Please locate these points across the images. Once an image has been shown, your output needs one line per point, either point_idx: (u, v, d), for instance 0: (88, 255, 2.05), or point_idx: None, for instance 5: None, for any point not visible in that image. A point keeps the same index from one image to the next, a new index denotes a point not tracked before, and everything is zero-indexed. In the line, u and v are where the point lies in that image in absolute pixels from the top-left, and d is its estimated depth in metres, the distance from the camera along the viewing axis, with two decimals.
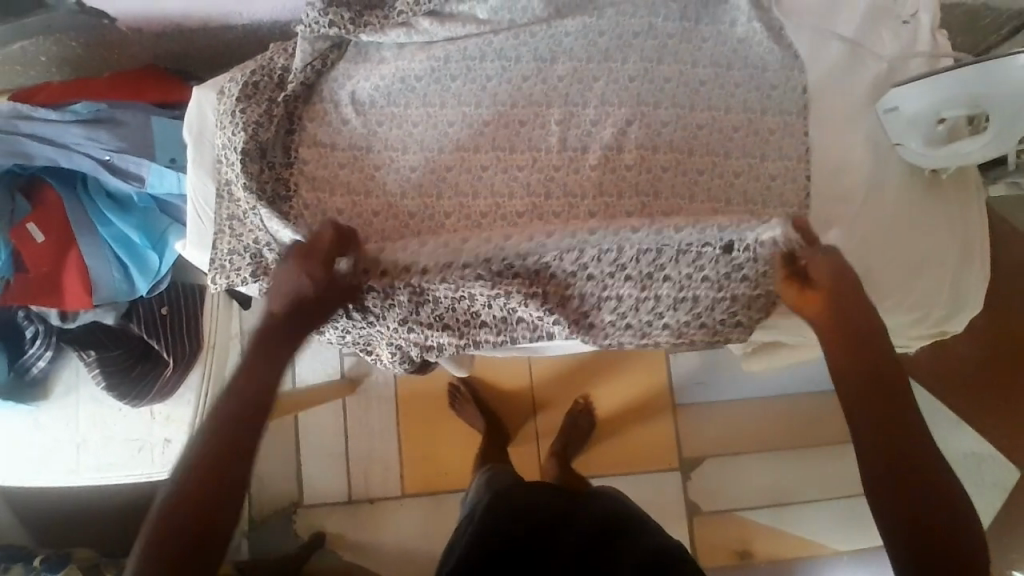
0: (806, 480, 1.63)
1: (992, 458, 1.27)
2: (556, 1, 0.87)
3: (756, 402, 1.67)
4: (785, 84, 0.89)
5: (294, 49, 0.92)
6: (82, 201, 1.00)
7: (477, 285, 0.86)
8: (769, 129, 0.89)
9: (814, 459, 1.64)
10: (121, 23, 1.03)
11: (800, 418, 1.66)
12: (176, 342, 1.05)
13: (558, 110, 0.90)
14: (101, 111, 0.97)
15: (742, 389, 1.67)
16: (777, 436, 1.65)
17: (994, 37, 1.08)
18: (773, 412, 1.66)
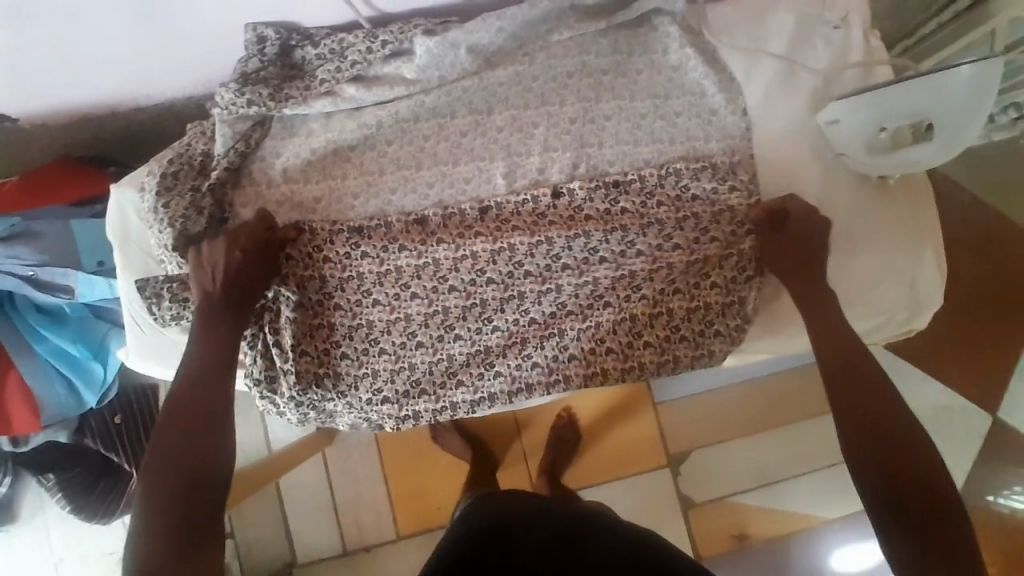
0: (790, 456, 1.68)
1: (961, 409, 1.34)
2: (482, 53, 0.85)
3: (734, 390, 1.69)
4: (724, 108, 0.89)
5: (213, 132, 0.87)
6: (10, 318, 0.92)
7: (456, 342, 0.87)
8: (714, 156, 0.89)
9: (795, 436, 1.69)
10: (19, 122, 0.95)
11: (778, 399, 1.70)
12: (138, 450, 1.01)
13: (502, 162, 0.88)
14: (16, 225, 0.88)
15: (719, 380, 1.69)
16: (757, 420, 1.69)
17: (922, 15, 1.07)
18: (752, 397, 1.69)
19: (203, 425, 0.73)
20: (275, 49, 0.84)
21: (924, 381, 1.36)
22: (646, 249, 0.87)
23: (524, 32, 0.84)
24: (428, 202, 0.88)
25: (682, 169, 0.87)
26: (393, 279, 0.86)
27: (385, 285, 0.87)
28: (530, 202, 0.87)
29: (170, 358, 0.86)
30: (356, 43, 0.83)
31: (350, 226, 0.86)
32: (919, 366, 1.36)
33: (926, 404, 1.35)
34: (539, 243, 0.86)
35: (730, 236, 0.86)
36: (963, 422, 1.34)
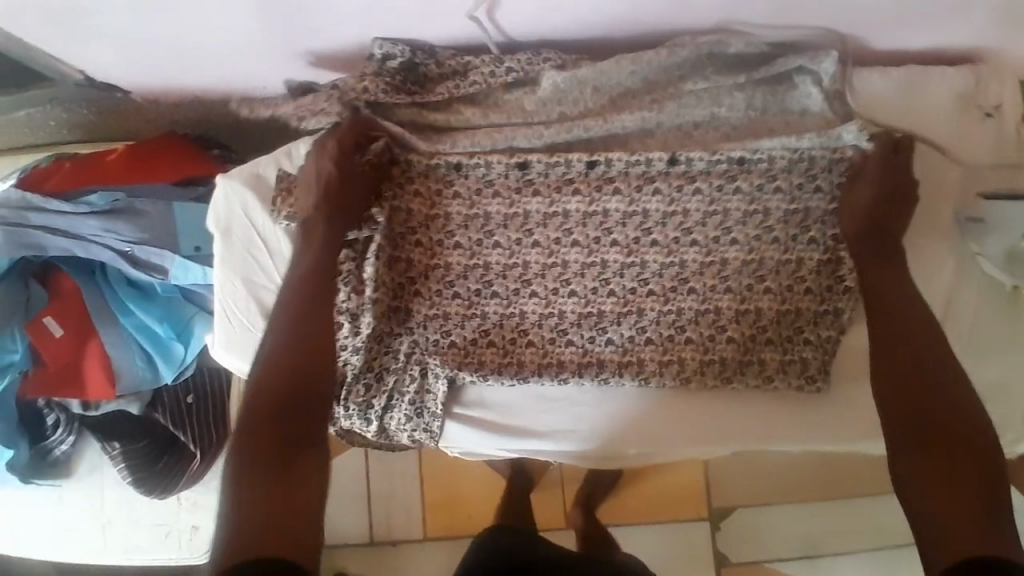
0: (841, 533, 1.58)
1: None
2: (609, 92, 0.81)
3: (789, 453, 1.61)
4: None
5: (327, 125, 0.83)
6: (102, 289, 0.95)
7: (530, 300, 0.86)
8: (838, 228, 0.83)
9: (852, 516, 1.58)
10: (139, 94, 0.96)
11: (834, 471, 1.61)
12: (203, 433, 1.02)
13: (617, 206, 0.84)
14: (119, 201, 0.92)
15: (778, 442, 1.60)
16: (809, 490, 1.60)
17: None
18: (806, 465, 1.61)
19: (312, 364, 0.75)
20: (398, 65, 0.81)
21: None
22: (742, 239, 0.83)
23: (657, 76, 0.80)
24: (525, 200, 0.85)
25: (810, 210, 0.82)
26: (478, 274, 0.86)
27: (469, 229, 0.86)
28: (636, 213, 0.84)
29: (254, 356, 0.86)
30: (481, 67, 0.81)
31: (447, 163, 0.84)
32: None
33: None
34: (631, 214, 0.84)
35: (830, 294, 0.82)
36: None
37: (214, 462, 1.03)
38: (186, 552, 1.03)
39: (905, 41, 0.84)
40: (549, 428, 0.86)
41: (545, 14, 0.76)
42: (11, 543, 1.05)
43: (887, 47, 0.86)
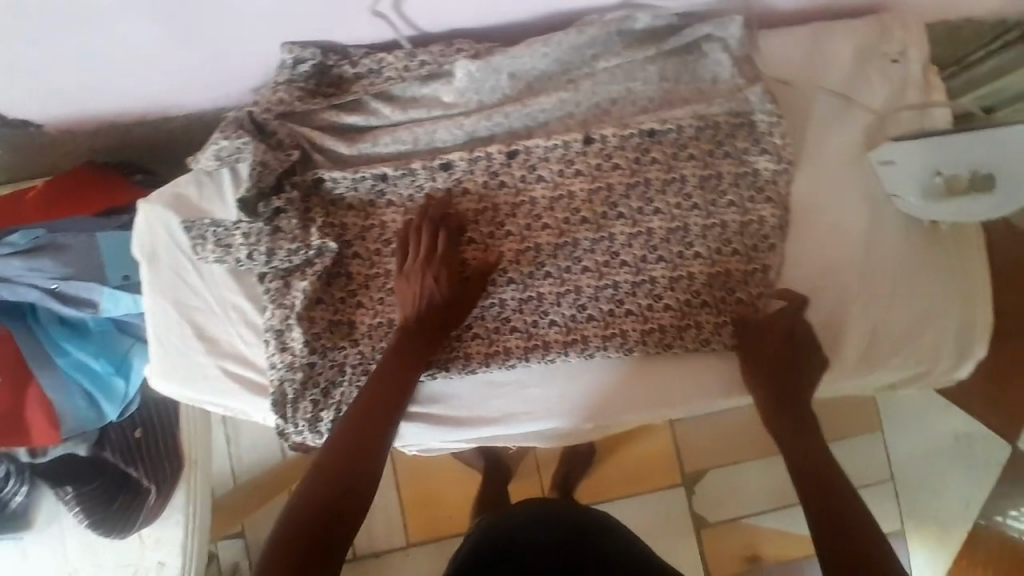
0: None
1: None
2: (524, 78, 0.82)
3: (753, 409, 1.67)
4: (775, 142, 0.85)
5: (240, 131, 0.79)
6: (33, 330, 0.92)
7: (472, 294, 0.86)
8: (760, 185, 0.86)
9: None
10: (47, 129, 0.92)
11: None
12: (156, 466, 0.98)
13: (543, 192, 0.85)
14: (41, 237, 0.87)
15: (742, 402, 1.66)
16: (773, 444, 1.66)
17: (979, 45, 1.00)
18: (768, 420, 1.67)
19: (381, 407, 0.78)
20: (310, 70, 0.81)
21: (951, 410, 1.35)
22: (664, 207, 0.85)
23: (571, 58, 0.82)
24: (453, 199, 0.85)
25: (722, 175, 0.86)
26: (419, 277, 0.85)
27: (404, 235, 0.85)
28: (564, 197, 0.85)
29: (196, 381, 0.84)
30: (393, 63, 0.80)
31: (373, 172, 0.83)
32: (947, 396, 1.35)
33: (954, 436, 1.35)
34: (561, 197, 0.85)
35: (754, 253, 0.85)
36: None
37: (171, 497, 0.99)
38: None
39: (804, 1, 0.87)
40: (505, 413, 0.86)
41: (452, 5, 0.77)
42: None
43: (786, 10, 0.89)
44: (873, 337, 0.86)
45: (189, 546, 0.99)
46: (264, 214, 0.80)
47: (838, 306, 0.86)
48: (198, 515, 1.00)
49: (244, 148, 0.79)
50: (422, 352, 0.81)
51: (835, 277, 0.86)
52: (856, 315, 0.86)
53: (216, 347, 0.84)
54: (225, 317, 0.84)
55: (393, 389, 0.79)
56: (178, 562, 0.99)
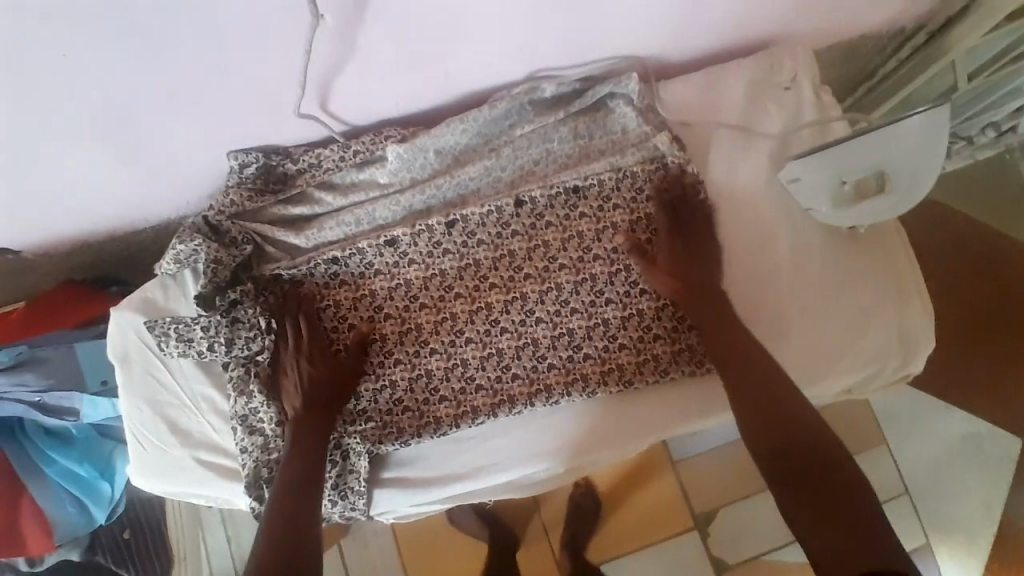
0: None
1: (992, 433, 1.33)
2: (450, 152, 0.90)
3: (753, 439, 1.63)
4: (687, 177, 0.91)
5: (194, 235, 0.86)
6: (20, 442, 0.96)
7: (432, 357, 0.89)
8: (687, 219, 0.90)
9: None
10: (28, 253, 1.01)
11: None
12: (145, 568, 1.02)
13: (485, 253, 0.91)
14: (21, 352, 0.92)
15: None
16: None
17: (881, 58, 1.09)
18: None
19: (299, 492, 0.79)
20: (256, 171, 0.90)
21: (947, 409, 1.34)
22: (603, 253, 0.91)
23: (490, 129, 0.91)
24: (404, 271, 0.91)
25: (652, 216, 0.92)
26: (377, 346, 0.89)
27: (360, 309, 0.90)
28: (505, 257, 0.91)
29: (172, 475, 0.87)
30: (330, 155, 0.90)
31: (324, 257, 0.89)
32: (941, 396, 1.34)
33: (952, 434, 1.33)
34: (502, 257, 0.91)
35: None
36: (998, 446, 1.32)
37: None
38: None
39: (694, 50, 0.97)
40: (476, 467, 0.87)
41: (374, 99, 0.86)
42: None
43: (680, 60, 0.99)
44: (817, 346, 0.89)
45: None
46: (221, 309, 0.86)
47: (778, 322, 0.90)
48: None
49: (199, 250, 0.86)
50: (317, 436, 0.83)
51: (767, 295, 0.91)
52: (796, 326, 0.90)
53: (192, 441, 0.87)
54: (200, 408, 0.88)
55: (299, 479, 0.80)
56: None
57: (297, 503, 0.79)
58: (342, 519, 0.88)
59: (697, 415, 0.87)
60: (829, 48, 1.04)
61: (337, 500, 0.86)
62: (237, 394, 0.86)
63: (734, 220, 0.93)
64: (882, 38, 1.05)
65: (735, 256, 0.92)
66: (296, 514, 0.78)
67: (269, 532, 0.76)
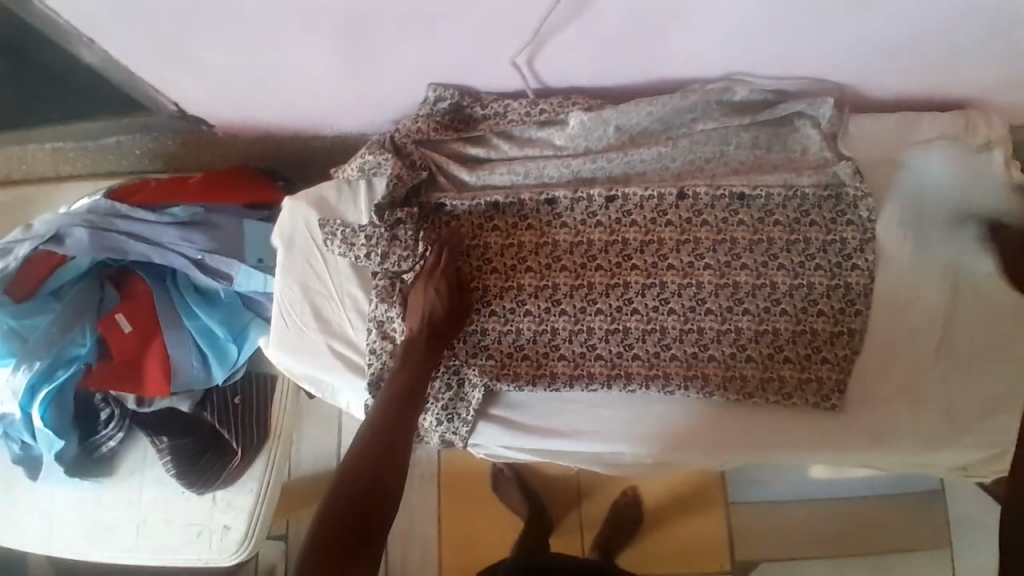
0: None
1: None
2: (629, 130, 0.93)
3: (816, 505, 1.53)
4: (854, 213, 0.91)
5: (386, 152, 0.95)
6: (170, 294, 1.06)
7: (560, 317, 0.92)
8: (846, 242, 0.91)
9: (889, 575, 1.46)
10: (219, 129, 1.11)
11: (870, 524, 1.49)
12: (246, 433, 1.08)
13: (635, 233, 0.93)
14: (198, 214, 1.04)
15: (803, 494, 1.53)
16: (840, 543, 1.49)
17: None
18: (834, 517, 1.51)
19: (398, 420, 0.86)
20: (448, 107, 0.96)
21: None
22: (751, 264, 0.91)
23: (674, 117, 0.92)
24: (554, 232, 0.95)
25: (810, 240, 0.91)
26: (513, 293, 0.93)
27: (505, 255, 0.94)
28: (653, 242, 0.93)
29: (305, 353, 0.95)
30: (517, 108, 0.95)
31: (488, 202, 0.95)
32: None
33: None
34: (651, 242, 0.93)
35: (837, 317, 0.89)
36: None
37: (252, 463, 1.08)
38: (214, 553, 1.07)
39: (893, 92, 0.96)
40: (576, 429, 0.90)
41: (577, 63, 0.90)
42: (44, 544, 1.13)
43: (873, 98, 0.97)
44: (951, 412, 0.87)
45: (254, 513, 1.07)
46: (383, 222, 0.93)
47: (911, 377, 0.89)
48: (270, 486, 1.09)
49: (384, 163, 0.95)
50: (428, 362, 0.89)
51: (909, 349, 0.89)
52: (932, 388, 0.88)
53: (330, 330, 0.95)
54: (342, 302, 0.95)
55: (402, 399, 0.87)
56: (242, 528, 1.07)
57: (394, 422, 0.86)
58: (441, 441, 0.94)
59: (804, 441, 0.87)
60: None
61: (443, 421, 0.92)
62: (379, 299, 0.93)
63: (894, 268, 0.91)
64: None
65: (884, 305, 0.90)
66: (388, 430, 0.85)
67: (359, 446, 0.84)
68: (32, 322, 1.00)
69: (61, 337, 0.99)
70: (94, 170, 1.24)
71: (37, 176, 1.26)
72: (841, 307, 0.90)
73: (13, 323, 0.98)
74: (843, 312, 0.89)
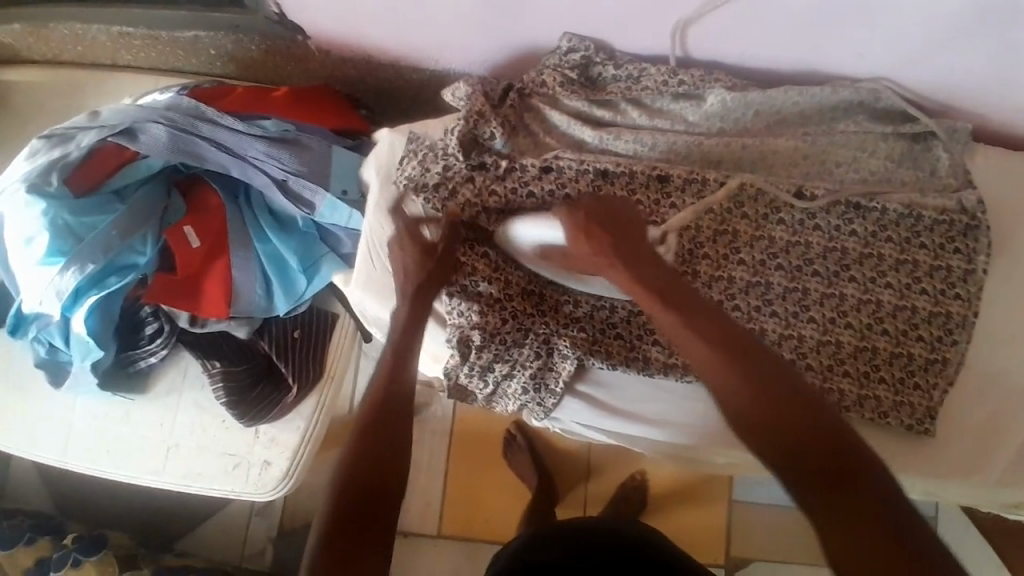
0: None
1: None
2: (766, 118, 0.89)
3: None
4: (964, 238, 0.89)
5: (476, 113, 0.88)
6: (242, 212, 1.00)
7: None
8: (949, 269, 0.88)
9: None
10: (314, 41, 1.02)
11: None
12: (302, 370, 1.02)
13: (746, 228, 0.90)
14: (289, 132, 0.98)
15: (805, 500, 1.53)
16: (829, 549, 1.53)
17: None
18: None
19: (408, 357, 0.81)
20: (580, 60, 0.90)
21: None
22: (859, 278, 0.89)
23: (814, 112, 0.89)
24: (661, 212, 0.89)
25: (918, 263, 0.89)
26: None
27: None
28: (764, 240, 0.90)
29: (388, 300, 0.91)
30: (655, 74, 0.89)
31: (597, 168, 0.89)
32: None
33: None
34: (762, 239, 0.90)
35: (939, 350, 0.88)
36: None
37: (302, 401, 1.04)
38: (250, 487, 1.03)
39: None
40: (657, 418, 0.90)
41: (729, 39, 0.86)
42: (59, 456, 1.07)
43: (1005, 132, 0.95)
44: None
45: (299, 451, 1.03)
46: (489, 164, 0.88)
47: (989, 423, 0.89)
48: (317, 426, 1.05)
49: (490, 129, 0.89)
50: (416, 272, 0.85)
51: (995, 393, 0.89)
52: (1013, 431, 0.89)
53: None
54: None
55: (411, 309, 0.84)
56: (284, 465, 1.03)
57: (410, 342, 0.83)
58: (521, 408, 0.94)
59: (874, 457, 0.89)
60: None
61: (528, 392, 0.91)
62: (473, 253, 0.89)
63: (996, 307, 0.90)
64: None
65: (984, 338, 0.90)
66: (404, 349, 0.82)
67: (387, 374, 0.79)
68: (87, 221, 0.94)
69: (121, 242, 0.93)
70: (158, 64, 1.16)
71: (92, 59, 1.17)
72: (942, 335, 0.88)
73: (68, 219, 0.92)
74: (944, 341, 0.88)
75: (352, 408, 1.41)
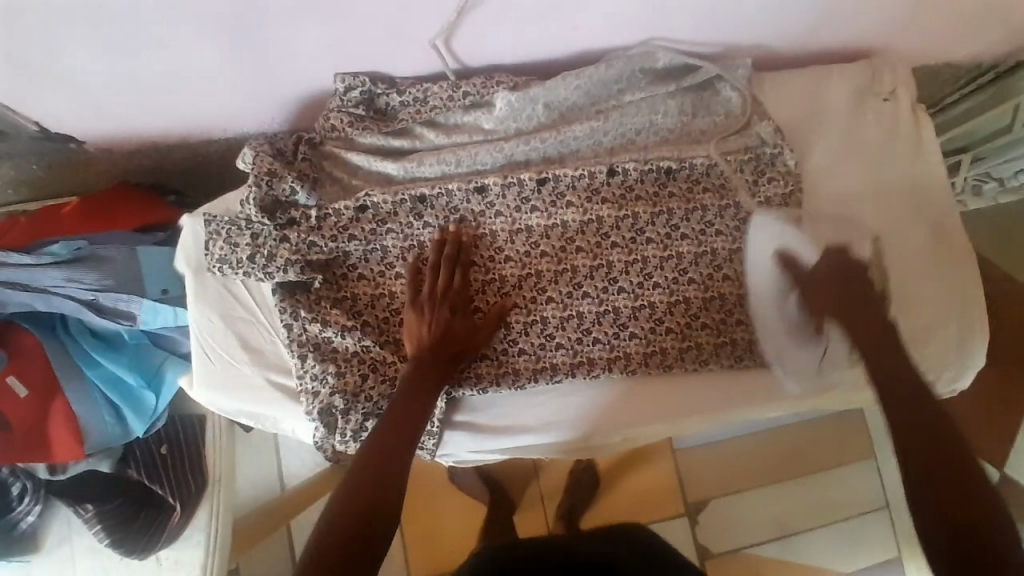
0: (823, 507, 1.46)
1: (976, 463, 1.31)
2: (558, 108, 0.90)
3: (780, 432, 1.50)
4: (767, 166, 0.93)
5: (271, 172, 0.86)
6: (66, 344, 0.93)
7: (513, 313, 0.91)
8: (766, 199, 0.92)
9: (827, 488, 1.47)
10: (91, 146, 0.95)
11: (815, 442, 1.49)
12: (180, 484, 0.98)
13: (574, 215, 0.91)
14: (82, 249, 0.90)
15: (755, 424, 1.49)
16: (795, 463, 1.48)
17: (973, 82, 1.07)
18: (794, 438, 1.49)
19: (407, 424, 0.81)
20: (360, 96, 0.88)
21: None
22: (689, 233, 0.92)
23: (600, 89, 0.90)
24: (489, 222, 0.91)
25: (738, 204, 0.92)
26: (461, 293, 0.88)
27: (453, 259, 0.88)
28: (593, 221, 0.91)
29: (240, 391, 0.89)
30: (438, 92, 0.88)
31: (413, 196, 0.89)
32: None
33: None
34: (590, 221, 0.91)
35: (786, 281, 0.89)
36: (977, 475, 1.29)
37: (193, 515, 0.97)
38: None
39: (798, 47, 0.98)
40: (541, 422, 0.91)
41: (495, 42, 0.86)
42: None
43: (782, 55, 0.99)
44: None
45: (208, 566, 0.95)
46: (300, 219, 0.87)
47: None
48: (219, 535, 0.97)
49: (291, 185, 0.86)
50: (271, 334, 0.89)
51: None
52: None
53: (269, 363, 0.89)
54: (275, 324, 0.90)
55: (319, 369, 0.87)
56: None
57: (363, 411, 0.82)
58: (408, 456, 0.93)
59: (744, 394, 0.91)
60: (921, 68, 1.03)
61: None
62: (311, 313, 0.87)
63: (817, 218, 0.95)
64: (977, 63, 1.03)
65: None
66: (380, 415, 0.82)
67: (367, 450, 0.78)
68: None
69: None
70: None
71: None
72: None
73: None
74: None
75: (283, 489, 1.37)
